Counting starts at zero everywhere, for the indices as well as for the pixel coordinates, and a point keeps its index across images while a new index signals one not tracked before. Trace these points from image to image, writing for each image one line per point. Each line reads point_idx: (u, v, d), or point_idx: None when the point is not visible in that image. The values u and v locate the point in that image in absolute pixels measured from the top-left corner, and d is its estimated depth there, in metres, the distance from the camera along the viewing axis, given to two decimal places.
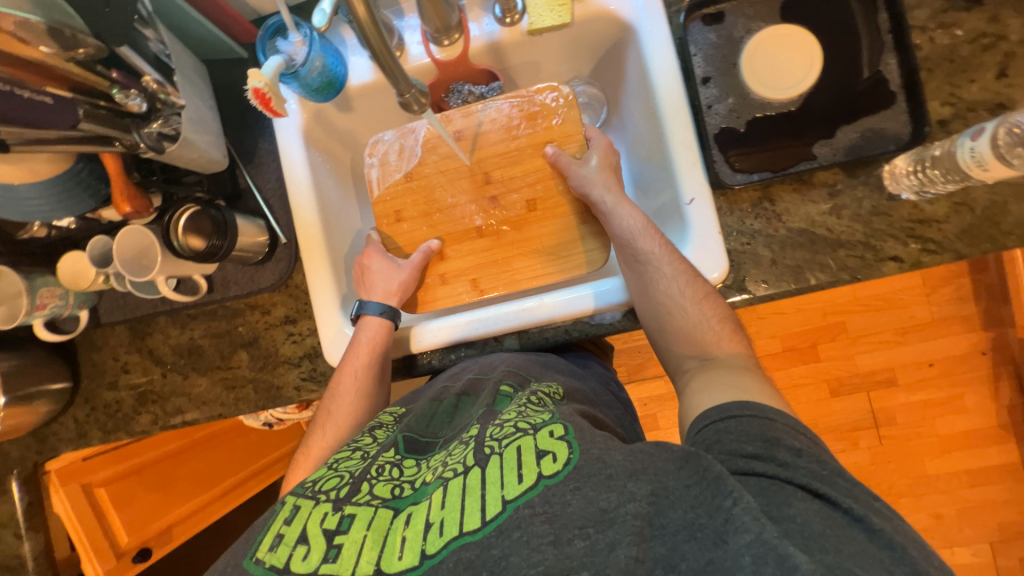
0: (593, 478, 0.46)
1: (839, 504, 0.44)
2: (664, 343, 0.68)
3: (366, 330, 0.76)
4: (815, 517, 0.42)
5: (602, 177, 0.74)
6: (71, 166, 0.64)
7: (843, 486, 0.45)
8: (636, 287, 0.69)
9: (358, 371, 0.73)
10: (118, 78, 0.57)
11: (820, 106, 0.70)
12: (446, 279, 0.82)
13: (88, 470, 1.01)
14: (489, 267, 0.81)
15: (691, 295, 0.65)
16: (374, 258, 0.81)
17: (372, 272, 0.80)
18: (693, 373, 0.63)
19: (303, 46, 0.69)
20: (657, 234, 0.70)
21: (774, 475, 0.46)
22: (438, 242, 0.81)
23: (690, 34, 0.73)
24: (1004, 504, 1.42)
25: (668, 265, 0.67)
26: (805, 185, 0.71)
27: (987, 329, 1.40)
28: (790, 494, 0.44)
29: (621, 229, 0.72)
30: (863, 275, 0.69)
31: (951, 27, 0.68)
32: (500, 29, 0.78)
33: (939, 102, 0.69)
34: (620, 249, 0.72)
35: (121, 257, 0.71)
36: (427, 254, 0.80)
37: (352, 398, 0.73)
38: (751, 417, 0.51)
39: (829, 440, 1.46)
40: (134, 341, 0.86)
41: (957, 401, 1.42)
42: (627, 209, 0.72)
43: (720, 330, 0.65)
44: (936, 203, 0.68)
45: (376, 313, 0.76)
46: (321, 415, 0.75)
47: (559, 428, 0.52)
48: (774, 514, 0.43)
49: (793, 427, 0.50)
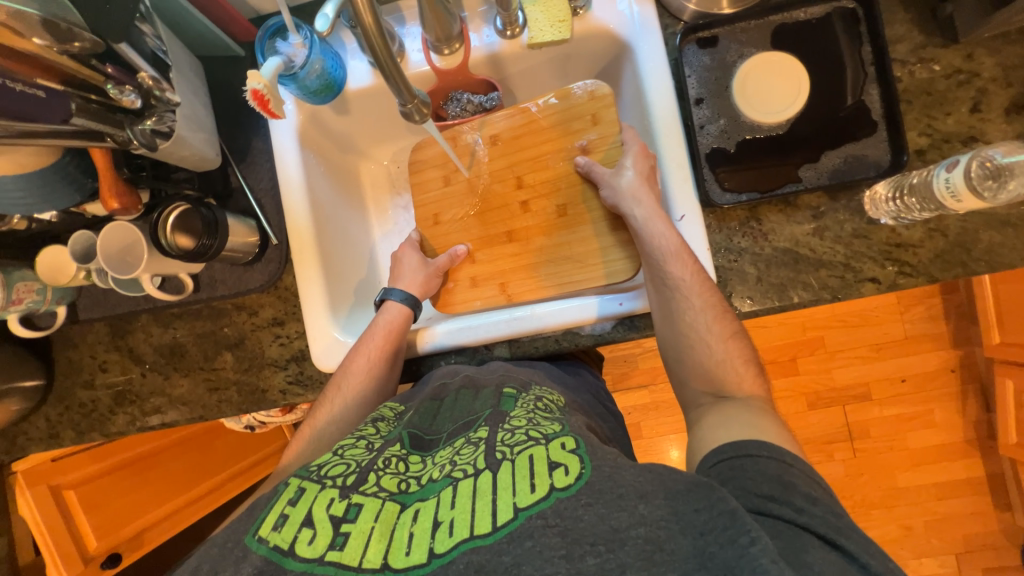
0: (605, 495, 0.47)
1: (855, 558, 0.44)
2: (682, 375, 0.69)
3: (387, 314, 0.78)
4: (828, 566, 0.43)
5: (635, 188, 0.72)
6: (58, 159, 0.63)
7: (856, 539, 0.46)
8: (661, 311, 0.70)
9: (372, 354, 0.73)
10: (113, 74, 0.56)
11: (807, 131, 0.72)
12: (476, 282, 0.84)
13: (59, 471, 0.99)
14: (513, 272, 0.83)
15: (718, 333, 0.66)
16: (407, 251, 0.84)
17: (402, 264, 0.83)
18: (707, 409, 0.64)
19: (303, 49, 0.68)
20: (691, 259, 0.68)
21: (789, 519, 0.47)
22: (466, 247, 0.84)
23: (685, 56, 0.76)
24: (968, 516, 1.47)
25: (698, 298, 0.67)
26: (791, 207, 0.73)
27: (956, 347, 1.46)
28: (806, 541, 0.45)
29: (653, 247, 0.70)
30: (843, 295, 0.72)
31: (930, 62, 0.72)
32: (500, 41, 0.79)
33: (917, 132, 0.72)
34: (651, 268, 0.70)
35: (105, 254, 0.69)
36: (454, 257, 0.83)
37: (362, 378, 0.72)
38: (769, 458, 0.52)
39: (806, 452, 1.49)
40: (114, 339, 0.84)
41: (927, 415, 1.47)
42: (662, 225, 0.70)
43: (742, 371, 0.65)
44: (912, 228, 0.70)
45: (399, 300, 0.79)
46: (330, 389, 0.74)
47: (570, 440, 0.53)
48: (792, 560, 0.43)
49: (808, 474, 0.51)
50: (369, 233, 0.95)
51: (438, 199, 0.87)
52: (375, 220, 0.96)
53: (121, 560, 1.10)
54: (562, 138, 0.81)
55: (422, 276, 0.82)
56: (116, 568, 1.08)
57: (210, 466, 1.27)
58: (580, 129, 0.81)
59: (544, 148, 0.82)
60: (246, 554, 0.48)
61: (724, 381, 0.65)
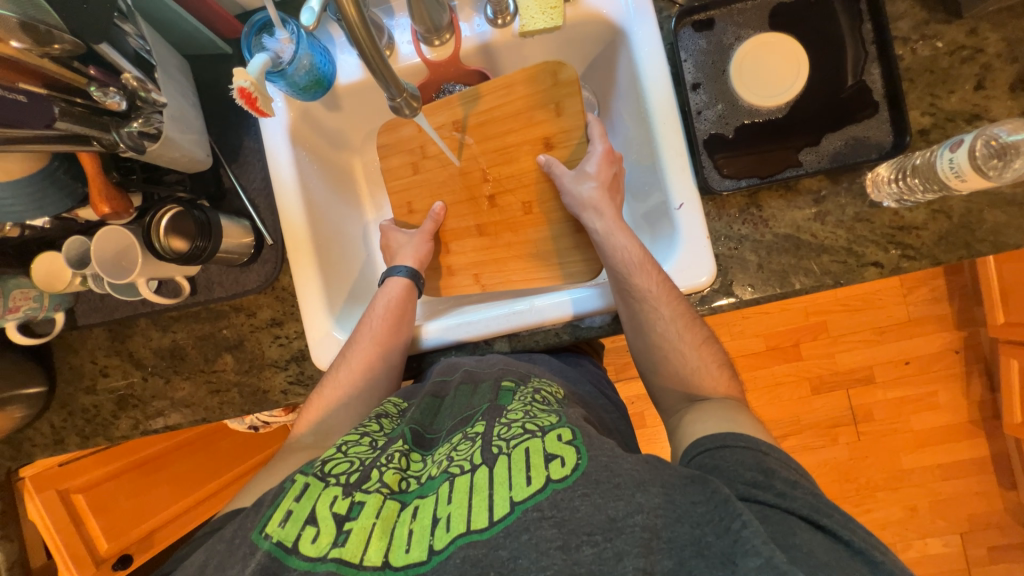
0: (601, 485, 0.47)
1: (840, 537, 0.45)
2: (659, 386, 0.70)
3: (388, 289, 0.78)
4: (820, 548, 0.44)
5: (597, 199, 0.73)
6: (46, 164, 0.62)
7: (839, 519, 0.46)
8: (631, 322, 0.70)
9: (377, 327, 0.74)
10: (97, 76, 0.56)
11: (806, 115, 0.71)
12: (452, 271, 0.85)
13: (67, 475, 0.99)
14: (486, 264, 0.83)
15: (690, 341, 0.67)
16: (392, 233, 0.85)
17: (394, 246, 0.84)
18: (684, 412, 0.64)
19: (290, 44, 0.67)
20: (655, 271, 0.69)
21: (775, 504, 0.47)
22: (442, 205, 0.83)
23: (680, 39, 0.74)
24: (974, 496, 1.48)
25: (666, 307, 0.68)
26: (791, 192, 0.72)
27: (960, 328, 1.45)
28: (793, 524, 0.45)
29: (617, 261, 0.71)
30: (845, 280, 0.71)
31: (933, 39, 0.70)
32: (491, 30, 0.78)
33: (920, 111, 0.70)
34: (616, 280, 0.70)
35: (99, 259, 0.69)
36: (435, 220, 0.83)
37: (367, 344, 0.73)
38: (744, 448, 0.53)
39: (809, 436, 1.49)
40: (114, 344, 0.84)
41: (931, 397, 1.47)
42: (623, 239, 0.72)
43: (717, 376, 0.67)
44: (915, 210, 0.69)
45: (401, 275, 0.79)
46: (336, 361, 0.74)
47: (567, 432, 0.52)
48: (781, 542, 0.44)
49: (785, 461, 0.52)
50: (364, 228, 0.94)
51: (408, 185, 0.86)
52: (372, 217, 0.96)
53: (132, 560, 1.12)
54: (525, 127, 0.79)
55: (412, 247, 0.82)
56: (129, 568, 1.11)
57: (219, 464, 1.28)
58: (543, 120, 0.78)
59: (521, 136, 0.79)
60: (252, 551, 0.47)
61: (699, 386, 0.66)
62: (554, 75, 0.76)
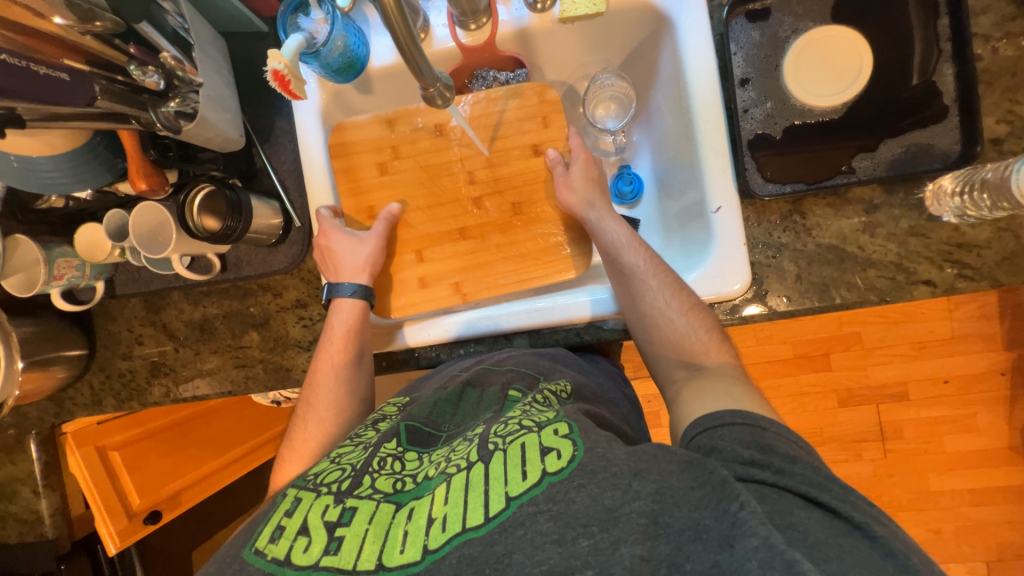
0: (598, 475, 0.46)
1: (839, 512, 0.44)
2: (654, 355, 0.68)
3: (340, 314, 0.74)
4: (817, 527, 0.43)
5: (586, 192, 0.73)
6: (89, 139, 0.64)
7: (838, 492, 0.45)
8: (624, 301, 0.69)
9: (335, 356, 0.73)
10: (136, 54, 0.57)
11: (864, 117, 0.66)
12: (425, 282, 0.79)
13: (103, 434, 1.05)
14: (471, 269, 0.78)
15: (678, 308, 0.66)
16: (336, 237, 0.75)
17: (336, 251, 0.75)
18: (682, 384, 0.63)
19: (325, 25, 0.68)
20: (643, 247, 0.71)
21: (772, 483, 0.46)
22: (398, 206, 0.78)
23: (731, 31, 0.69)
24: (1006, 525, 1.40)
25: (654, 278, 0.68)
26: (840, 200, 0.68)
27: (1009, 350, 1.35)
28: (790, 503, 0.45)
29: (608, 242, 0.72)
30: (892, 297, 0.66)
31: (1018, 37, 0.64)
32: (530, 15, 0.75)
33: (995, 119, 0.64)
34: (608, 262, 0.72)
35: (137, 236, 0.71)
36: (387, 220, 0.77)
37: (329, 383, 0.72)
38: (743, 425, 0.51)
39: (832, 450, 1.44)
40: (149, 314, 0.87)
41: (970, 420, 1.39)
42: (613, 223, 0.73)
43: (707, 341, 0.65)
44: (978, 227, 0.64)
45: (349, 294, 0.74)
46: (302, 407, 0.73)
47: (564, 426, 0.52)
48: (778, 522, 0.43)
49: (785, 436, 0.51)
50: None
51: (375, 188, 0.79)
52: None
53: (161, 517, 1.17)
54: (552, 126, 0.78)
55: (364, 255, 0.75)
56: (159, 523, 1.16)
57: (244, 432, 1.36)
58: (531, 130, 0.77)
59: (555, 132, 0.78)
60: (243, 568, 0.49)
61: (693, 351, 0.65)
62: (540, 95, 0.76)
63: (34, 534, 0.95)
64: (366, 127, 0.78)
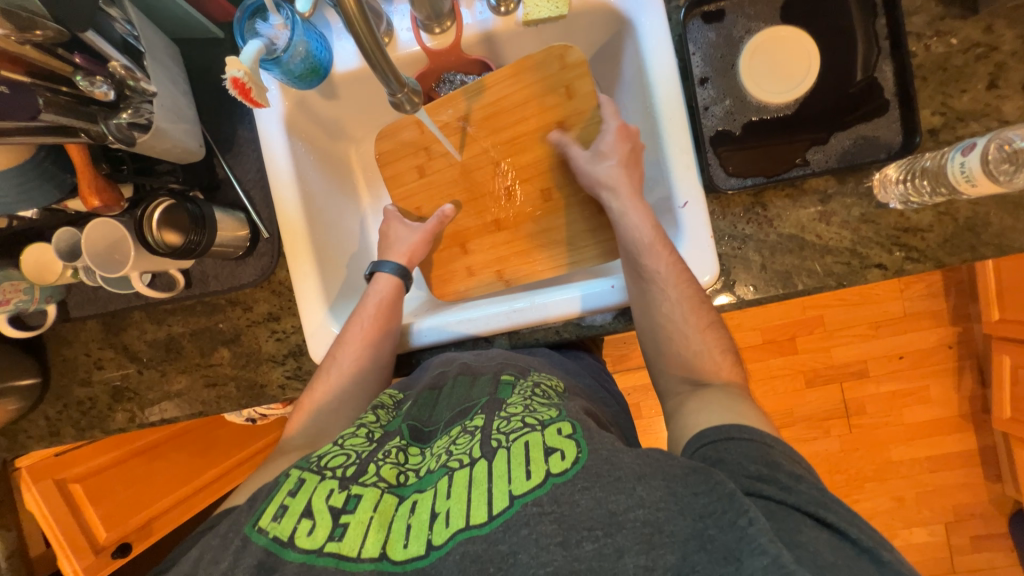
0: (603, 479, 0.47)
1: (852, 538, 0.45)
2: (659, 367, 0.70)
3: (377, 286, 0.77)
4: (826, 548, 0.44)
5: (612, 178, 0.71)
6: (34, 156, 0.60)
7: (841, 513, 0.47)
8: (638, 301, 0.70)
9: (366, 325, 0.73)
10: (82, 64, 0.54)
11: (815, 113, 0.70)
12: (471, 273, 0.83)
13: (63, 466, 1.00)
14: (511, 258, 0.81)
15: (694, 325, 0.67)
16: (393, 224, 0.82)
17: (391, 237, 0.82)
18: (686, 397, 0.64)
19: (285, 30, 0.65)
20: (667, 251, 0.68)
21: (779, 499, 0.47)
22: (453, 208, 0.81)
23: (689, 32, 0.72)
24: (959, 488, 1.51)
25: (673, 289, 0.67)
26: (797, 191, 0.71)
27: (955, 324, 1.46)
28: (798, 521, 0.46)
29: (629, 236, 0.70)
30: (848, 282, 0.70)
31: (947, 35, 0.69)
32: (494, 19, 0.75)
33: (931, 111, 0.69)
34: (628, 260, 0.70)
35: (91, 251, 0.67)
36: (440, 219, 0.80)
37: (357, 346, 0.72)
38: (751, 441, 0.53)
39: (802, 428, 1.51)
40: (108, 336, 0.83)
41: (923, 391, 1.49)
42: (636, 218, 0.70)
43: (720, 361, 0.66)
44: (921, 212, 0.69)
45: (389, 271, 0.78)
46: (326, 361, 0.73)
47: (567, 426, 0.53)
48: (787, 540, 0.44)
49: (789, 454, 0.53)
50: (360, 215, 0.92)
51: (416, 190, 0.83)
52: (370, 207, 0.94)
53: (132, 548, 1.13)
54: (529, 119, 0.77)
55: (407, 244, 0.80)
56: (128, 556, 1.12)
57: (216, 455, 1.28)
58: (555, 104, 0.75)
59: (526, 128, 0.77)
60: (246, 544, 0.48)
61: (702, 369, 0.66)
62: (561, 58, 0.72)
63: None
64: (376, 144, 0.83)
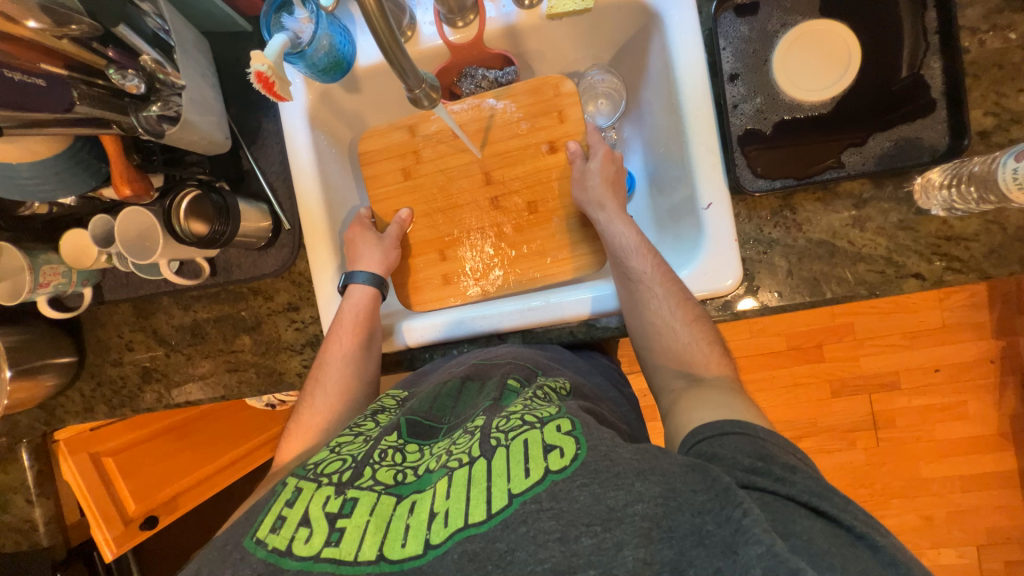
0: (601, 475, 0.46)
1: (840, 521, 0.44)
2: (651, 362, 0.68)
3: (352, 299, 0.76)
4: (820, 535, 0.42)
5: (599, 194, 0.73)
6: (71, 144, 0.63)
7: (837, 502, 0.45)
8: (627, 304, 0.69)
9: (346, 341, 0.73)
10: (115, 58, 0.56)
11: (851, 112, 0.66)
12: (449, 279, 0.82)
13: (96, 441, 1.05)
14: (523, 258, 0.80)
15: (681, 317, 0.66)
16: (360, 231, 0.79)
17: (358, 245, 0.78)
18: (679, 394, 0.62)
19: (310, 23, 0.66)
20: (651, 253, 0.70)
21: (775, 491, 0.46)
22: (409, 211, 0.81)
23: (720, 26, 0.69)
24: (995, 509, 1.43)
25: (660, 286, 0.67)
26: (829, 194, 0.68)
27: (998, 337, 1.37)
28: (793, 511, 0.44)
29: (614, 245, 0.72)
30: (881, 291, 0.67)
31: (1005, 29, 0.64)
32: (517, 11, 0.74)
33: (982, 111, 0.64)
34: (616, 264, 0.71)
35: (122, 238, 0.70)
36: (401, 224, 0.80)
37: (338, 367, 0.73)
38: (742, 435, 0.51)
39: (826, 440, 1.46)
40: (139, 319, 0.86)
41: (959, 407, 1.41)
42: (621, 225, 0.72)
43: (708, 353, 0.65)
44: (966, 220, 0.64)
45: (364, 283, 0.76)
46: (310, 384, 0.75)
47: (566, 422, 0.52)
48: (780, 530, 0.43)
49: (782, 445, 0.51)
50: None
51: (395, 194, 0.82)
52: None
53: (158, 522, 1.18)
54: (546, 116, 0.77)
55: (380, 252, 0.77)
56: (155, 529, 1.17)
57: (237, 437, 1.33)
58: (546, 126, 0.78)
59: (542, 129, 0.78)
60: (244, 556, 0.48)
61: (694, 363, 0.65)
62: (556, 87, 0.76)
63: (29, 543, 0.95)
64: (388, 136, 0.81)
